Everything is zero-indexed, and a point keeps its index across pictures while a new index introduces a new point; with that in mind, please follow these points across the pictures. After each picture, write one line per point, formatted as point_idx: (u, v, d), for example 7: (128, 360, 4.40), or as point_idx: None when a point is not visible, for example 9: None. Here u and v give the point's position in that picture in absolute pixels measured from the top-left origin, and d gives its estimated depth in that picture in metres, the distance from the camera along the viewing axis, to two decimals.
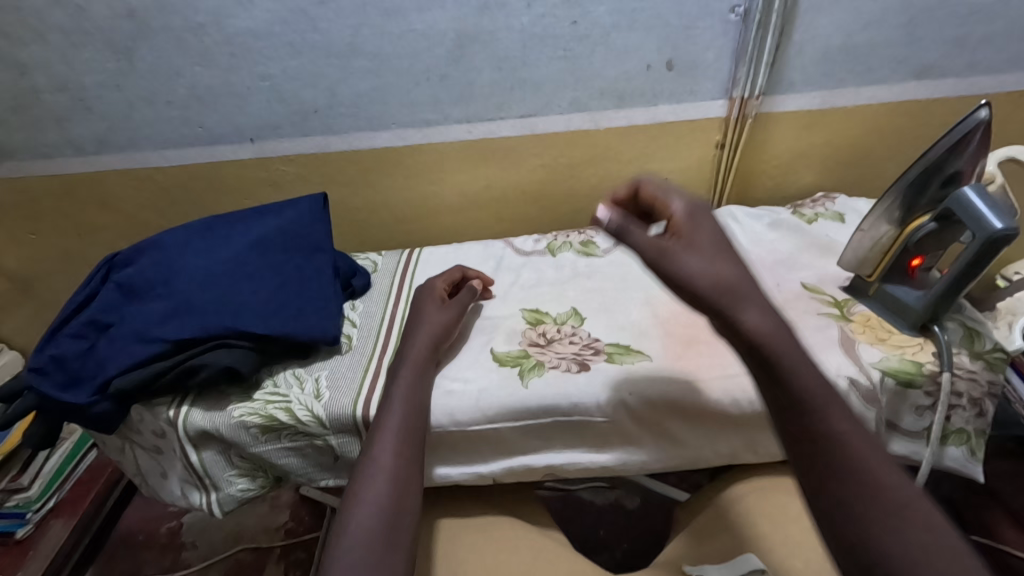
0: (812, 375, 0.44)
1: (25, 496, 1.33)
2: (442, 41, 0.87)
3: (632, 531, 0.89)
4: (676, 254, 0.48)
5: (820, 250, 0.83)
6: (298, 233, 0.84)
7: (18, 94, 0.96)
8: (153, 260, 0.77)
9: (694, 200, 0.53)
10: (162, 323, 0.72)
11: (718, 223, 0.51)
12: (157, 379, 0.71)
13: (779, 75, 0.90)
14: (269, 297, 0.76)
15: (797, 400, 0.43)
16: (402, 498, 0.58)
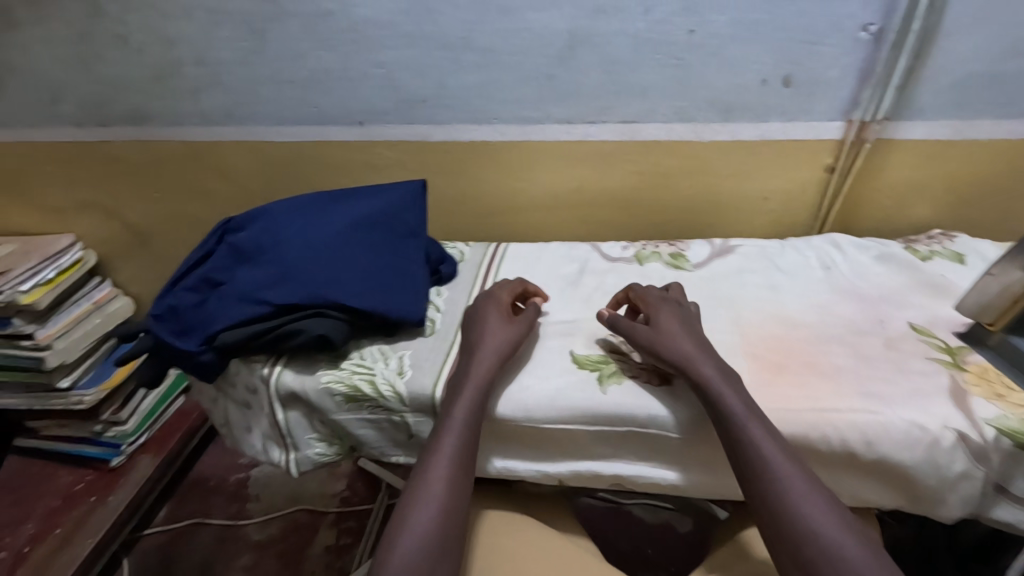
0: (736, 399, 0.60)
1: (121, 429, 1.43)
2: (554, 41, 0.87)
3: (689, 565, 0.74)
4: (640, 328, 0.70)
5: (932, 291, 0.77)
6: (395, 217, 0.87)
7: (163, 66, 1.05)
8: (265, 229, 0.82)
9: (663, 292, 0.75)
10: (268, 286, 0.77)
11: (676, 305, 0.73)
12: (257, 340, 0.76)
13: (907, 99, 0.84)
14: (363, 275, 0.80)
15: (725, 419, 0.59)
16: (451, 514, 0.60)
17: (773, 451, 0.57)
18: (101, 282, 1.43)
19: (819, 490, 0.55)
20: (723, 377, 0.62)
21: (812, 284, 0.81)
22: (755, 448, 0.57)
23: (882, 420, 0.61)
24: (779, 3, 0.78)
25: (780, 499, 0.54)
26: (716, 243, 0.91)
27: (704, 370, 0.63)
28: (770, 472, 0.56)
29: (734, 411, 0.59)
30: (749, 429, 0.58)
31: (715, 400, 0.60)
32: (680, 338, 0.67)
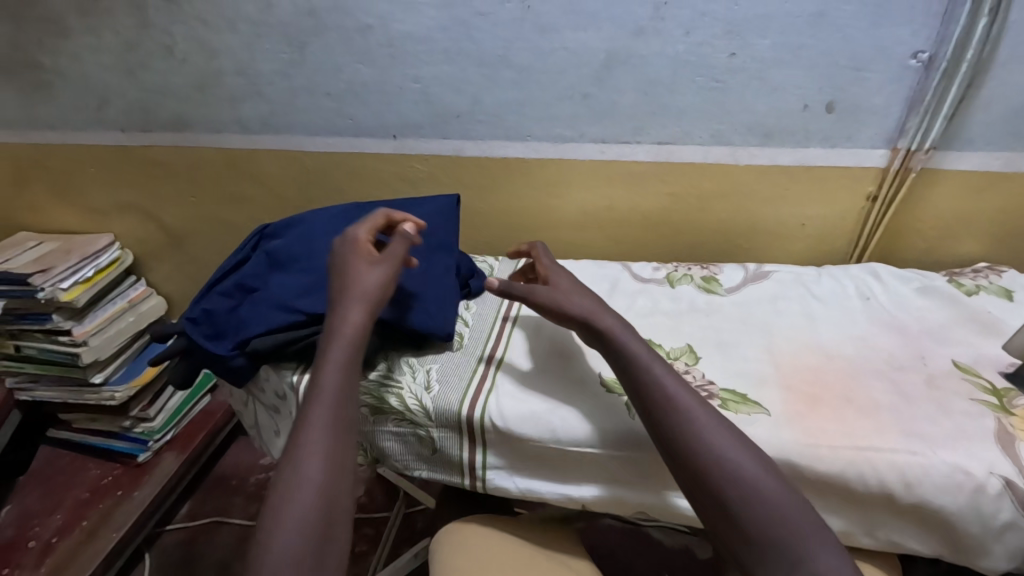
0: (639, 344, 0.64)
1: (149, 425, 1.45)
2: (592, 61, 0.87)
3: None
4: (540, 289, 0.72)
5: (977, 327, 0.75)
6: (431, 230, 0.88)
7: (205, 75, 1.07)
8: (302, 238, 0.84)
9: (555, 261, 0.79)
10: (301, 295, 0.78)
11: (569, 273, 0.76)
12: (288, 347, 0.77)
13: (956, 128, 0.82)
14: (395, 285, 0.80)
15: (627, 366, 0.63)
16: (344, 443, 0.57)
17: (689, 399, 0.59)
18: (136, 281, 1.46)
19: (730, 430, 0.57)
20: (624, 326, 0.66)
21: (850, 314, 0.79)
22: (660, 387, 0.60)
23: (924, 463, 0.59)
24: (824, 29, 0.77)
25: (695, 442, 0.56)
26: (750, 268, 0.90)
27: (608, 320, 0.67)
28: (676, 408, 0.58)
29: (640, 356, 0.63)
30: (653, 369, 0.61)
31: (620, 348, 0.64)
32: (580, 297, 0.70)
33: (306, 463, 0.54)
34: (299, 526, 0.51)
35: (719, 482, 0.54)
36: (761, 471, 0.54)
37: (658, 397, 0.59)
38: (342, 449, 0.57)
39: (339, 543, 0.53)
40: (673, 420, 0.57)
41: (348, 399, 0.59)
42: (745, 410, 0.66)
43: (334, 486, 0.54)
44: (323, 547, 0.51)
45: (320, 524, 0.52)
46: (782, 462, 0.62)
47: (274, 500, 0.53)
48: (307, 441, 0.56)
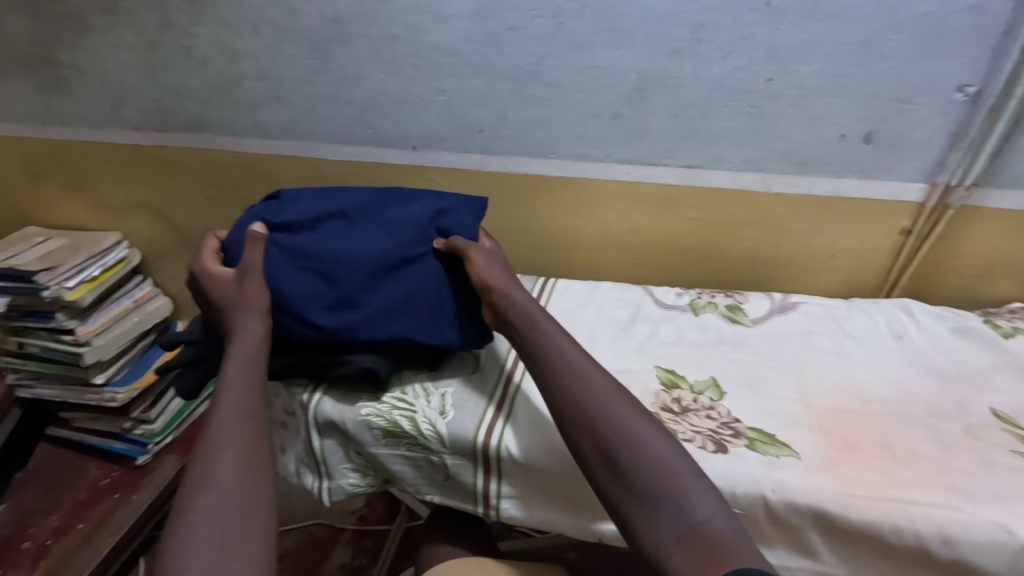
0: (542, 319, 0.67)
1: (149, 428, 1.42)
2: (624, 81, 0.85)
3: None
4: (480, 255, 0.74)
5: (1019, 373, 0.72)
6: (453, 221, 0.79)
7: (225, 78, 1.05)
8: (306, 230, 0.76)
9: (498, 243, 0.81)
10: (325, 308, 0.73)
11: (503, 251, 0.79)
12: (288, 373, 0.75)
13: (999, 166, 0.80)
14: (406, 296, 0.74)
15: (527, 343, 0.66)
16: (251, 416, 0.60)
17: (594, 376, 0.61)
18: (143, 280, 1.43)
19: (632, 402, 0.59)
20: (531, 303, 0.70)
21: (885, 354, 0.76)
22: (558, 356, 0.63)
23: (967, 518, 0.56)
24: (869, 58, 0.75)
25: (592, 416, 0.57)
26: (777, 298, 0.87)
27: (517, 296, 0.70)
28: (573, 375, 0.61)
29: (543, 328, 0.66)
30: (554, 340, 0.64)
31: (525, 322, 0.67)
32: (507, 273, 0.74)
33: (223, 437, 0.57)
34: (219, 488, 0.52)
35: (617, 449, 0.55)
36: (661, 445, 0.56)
37: (557, 376, 0.61)
38: (259, 424, 0.59)
39: (265, 500, 0.53)
40: (567, 386, 0.60)
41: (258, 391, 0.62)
42: (774, 452, 0.64)
43: (252, 451, 0.56)
44: (246, 501, 0.52)
45: (242, 483, 0.53)
46: (814, 512, 0.59)
47: (194, 471, 0.54)
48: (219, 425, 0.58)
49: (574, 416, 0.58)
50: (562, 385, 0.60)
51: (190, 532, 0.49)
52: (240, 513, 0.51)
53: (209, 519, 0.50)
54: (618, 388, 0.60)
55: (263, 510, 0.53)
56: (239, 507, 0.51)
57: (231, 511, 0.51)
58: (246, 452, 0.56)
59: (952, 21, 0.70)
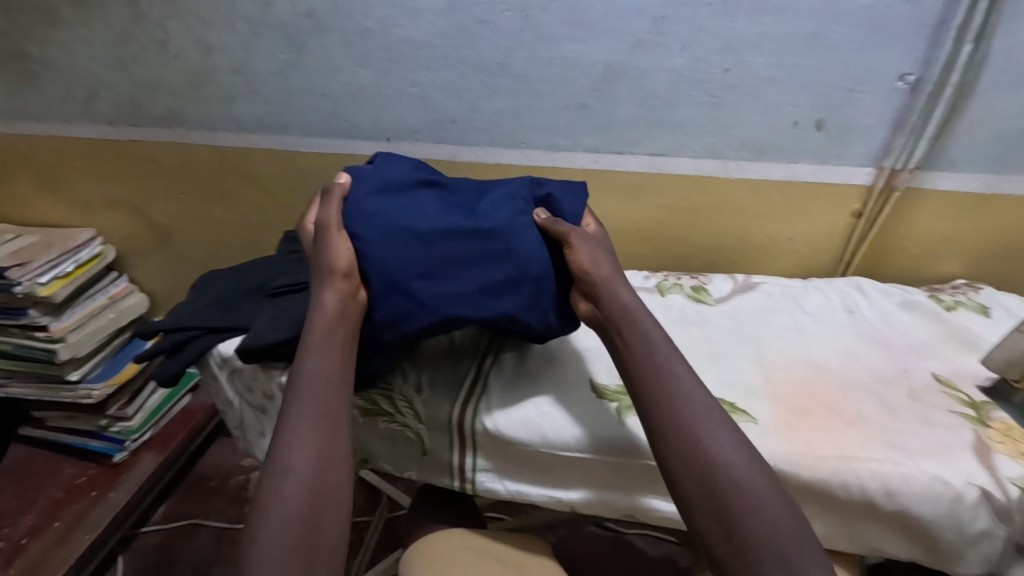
0: (660, 337, 0.61)
1: (126, 425, 1.41)
2: (589, 72, 0.89)
3: None
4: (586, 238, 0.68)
5: (959, 343, 0.77)
6: (557, 198, 0.73)
7: (199, 71, 1.06)
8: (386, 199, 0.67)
9: (601, 225, 0.74)
10: (423, 277, 0.64)
11: (605, 236, 0.73)
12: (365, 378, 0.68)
13: (939, 150, 0.85)
14: (507, 273, 0.66)
15: (641, 362, 0.59)
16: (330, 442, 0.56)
17: (685, 375, 0.58)
18: (118, 277, 1.43)
19: (717, 407, 0.56)
20: (652, 317, 0.62)
21: (838, 328, 0.81)
22: (676, 381, 0.57)
23: (908, 472, 0.61)
24: (816, 49, 0.80)
25: (682, 417, 0.55)
26: (738, 279, 0.92)
27: (625, 300, 0.63)
28: (689, 404, 0.55)
29: (658, 351, 0.59)
30: (671, 363, 0.58)
31: (640, 335, 0.61)
32: (609, 265, 0.67)
33: (294, 447, 0.54)
34: (287, 510, 0.51)
35: (693, 454, 0.53)
36: (745, 457, 0.52)
37: (647, 371, 0.58)
38: (332, 452, 0.55)
39: (331, 526, 0.52)
40: (680, 417, 0.55)
41: (336, 417, 0.57)
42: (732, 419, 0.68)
43: (320, 465, 0.54)
44: (314, 528, 0.51)
45: (311, 505, 0.52)
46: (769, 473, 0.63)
47: (265, 485, 0.53)
48: (292, 447, 0.54)
49: (665, 412, 0.55)
50: (655, 382, 0.57)
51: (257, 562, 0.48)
52: (308, 541, 0.50)
53: (280, 545, 0.49)
54: (703, 392, 0.57)
55: (330, 537, 0.51)
56: (308, 534, 0.50)
57: (300, 539, 0.49)
58: (316, 469, 0.53)
59: (891, 14, 0.76)
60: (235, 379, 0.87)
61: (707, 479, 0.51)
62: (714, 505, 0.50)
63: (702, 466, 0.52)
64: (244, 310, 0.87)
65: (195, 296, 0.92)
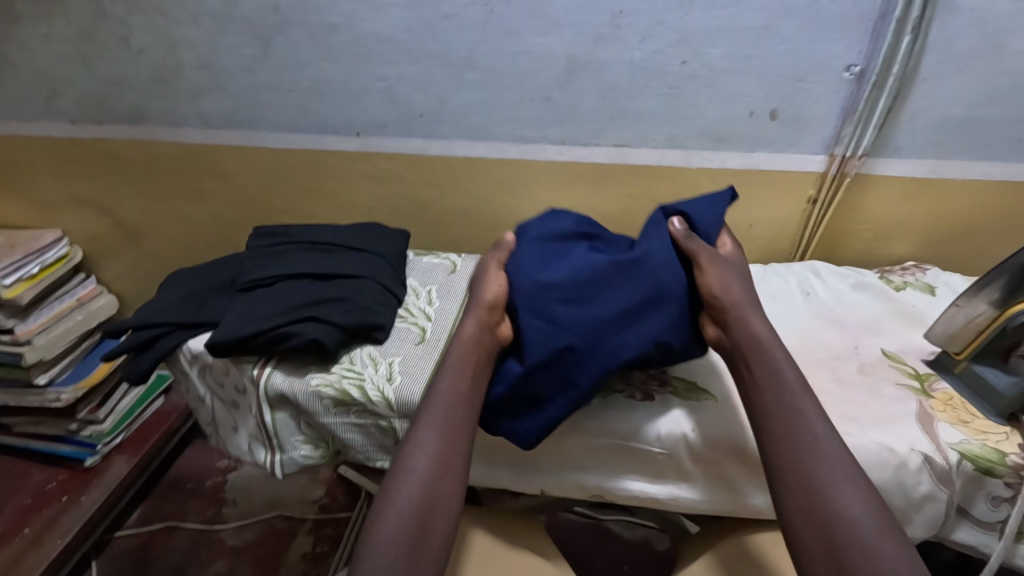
0: (790, 373, 0.61)
1: (97, 428, 1.38)
2: (553, 65, 0.91)
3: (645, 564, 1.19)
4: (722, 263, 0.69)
5: (907, 321, 0.81)
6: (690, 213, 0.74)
7: (164, 68, 1.06)
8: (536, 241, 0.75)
9: (735, 249, 0.76)
10: (564, 302, 0.66)
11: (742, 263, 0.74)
12: (517, 410, 0.68)
13: (887, 137, 0.89)
14: (642, 298, 0.67)
15: (768, 399, 0.60)
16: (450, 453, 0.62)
17: (812, 411, 0.58)
18: (86, 278, 1.41)
19: (843, 448, 0.56)
20: (785, 353, 0.63)
21: (794, 309, 0.84)
22: (804, 421, 0.58)
23: (858, 442, 0.63)
24: (768, 41, 0.83)
25: (801, 453, 0.56)
26: None
27: (758, 333, 0.64)
28: (815, 445, 0.56)
29: (790, 389, 0.60)
30: (800, 403, 0.59)
31: (772, 369, 0.61)
32: (740, 292, 0.68)
33: (414, 457, 0.61)
34: (401, 514, 0.57)
35: (806, 488, 0.55)
36: (861, 499, 0.53)
37: (775, 405, 0.59)
38: (450, 462, 0.61)
39: (436, 535, 0.58)
40: (801, 458, 0.56)
41: (460, 432, 0.63)
42: (694, 398, 0.71)
43: (434, 479, 0.60)
44: (422, 534, 0.57)
45: (422, 513, 0.58)
46: (730, 444, 0.67)
47: (387, 483, 0.60)
48: (416, 451, 0.61)
49: (785, 446, 0.57)
50: (778, 417, 0.59)
51: (373, 548, 0.56)
52: (415, 546, 0.56)
53: (391, 545, 0.56)
54: (831, 434, 0.57)
55: (433, 547, 0.57)
56: (416, 539, 0.57)
57: (408, 543, 0.56)
58: (430, 481, 0.60)
59: (836, 7, 0.79)
60: (206, 375, 0.87)
61: (814, 511, 0.53)
62: (817, 534, 0.52)
63: (818, 506, 0.53)
64: (214, 306, 0.87)
65: (165, 293, 0.91)
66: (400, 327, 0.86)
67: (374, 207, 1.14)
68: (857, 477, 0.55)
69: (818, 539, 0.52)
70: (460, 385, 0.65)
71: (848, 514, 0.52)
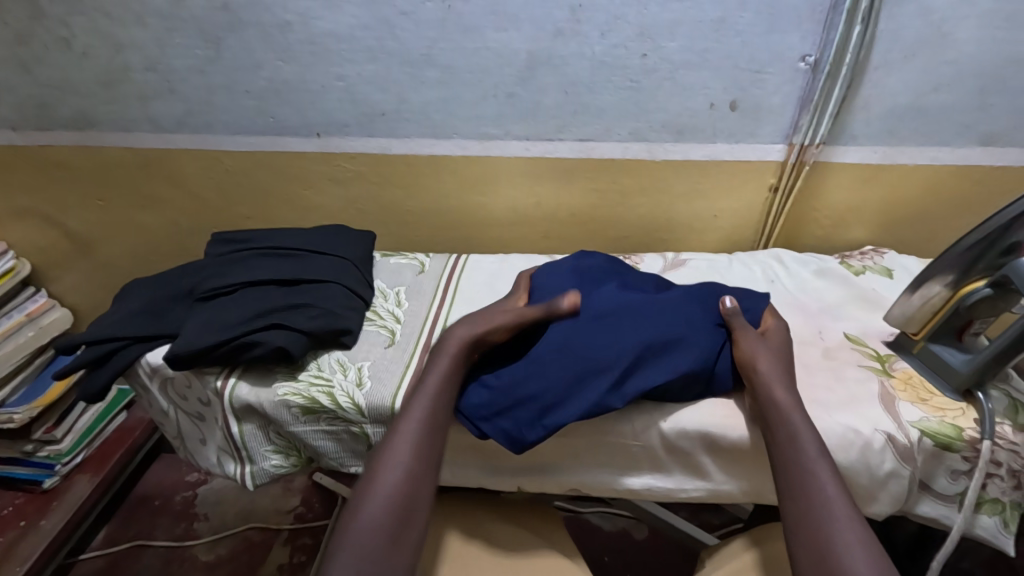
0: (807, 441, 0.59)
1: (56, 449, 1.32)
2: (514, 61, 0.90)
3: (628, 553, 1.21)
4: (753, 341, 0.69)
5: (867, 304, 0.83)
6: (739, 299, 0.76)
7: (110, 70, 1.01)
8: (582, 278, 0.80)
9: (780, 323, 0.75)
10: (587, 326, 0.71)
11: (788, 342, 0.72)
12: (512, 409, 0.66)
13: (841, 126, 0.91)
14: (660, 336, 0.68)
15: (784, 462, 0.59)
16: (426, 451, 0.62)
17: (825, 474, 0.56)
18: (36, 293, 1.34)
19: (853, 511, 0.54)
20: (805, 420, 0.61)
21: None
22: (818, 485, 0.56)
23: (824, 425, 0.65)
24: (725, 34, 0.84)
25: (816, 513, 0.54)
26: (668, 256, 0.96)
27: (782, 399, 0.62)
28: (826, 509, 0.54)
29: (806, 455, 0.58)
30: (817, 469, 0.57)
31: (789, 434, 0.60)
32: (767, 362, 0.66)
33: (400, 452, 0.61)
34: (384, 506, 0.58)
35: (816, 546, 0.52)
36: (863, 560, 0.50)
37: (789, 465, 0.58)
38: (426, 458, 0.62)
39: (415, 529, 0.58)
40: (814, 522, 0.54)
41: (434, 430, 0.64)
42: None
43: (417, 473, 0.61)
44: (403, 525, 0.57)
45: (403, 506, 0.58)
46: (699, 435, 0.67)
47: (369, 470, 0.61)
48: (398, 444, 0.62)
49: (800, 507, 0.55)
50: (792, 477, 0.57)
51: (347, 538, 0.55)
52: (396, 538, 0.56)
53: (368, 541, 0.55)
54: (842, 497, 0.55)
55: (411, 541, 0.57)
56: (397, 530, 0.57)
57: (390, 534, 0.56)
58: (411, 475, 0.60)
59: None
60: (167, 388, 0.84)
61: (822, 567, 0.51)
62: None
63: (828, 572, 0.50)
64: (173, 318, 0.84)
65: (120, 306, 0.88)
66: (369, 330, 0.85)
67: (338, 209, 1.12)
68: (866, 538, 0.52)
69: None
70: (443, 391, 0.67)
71: None
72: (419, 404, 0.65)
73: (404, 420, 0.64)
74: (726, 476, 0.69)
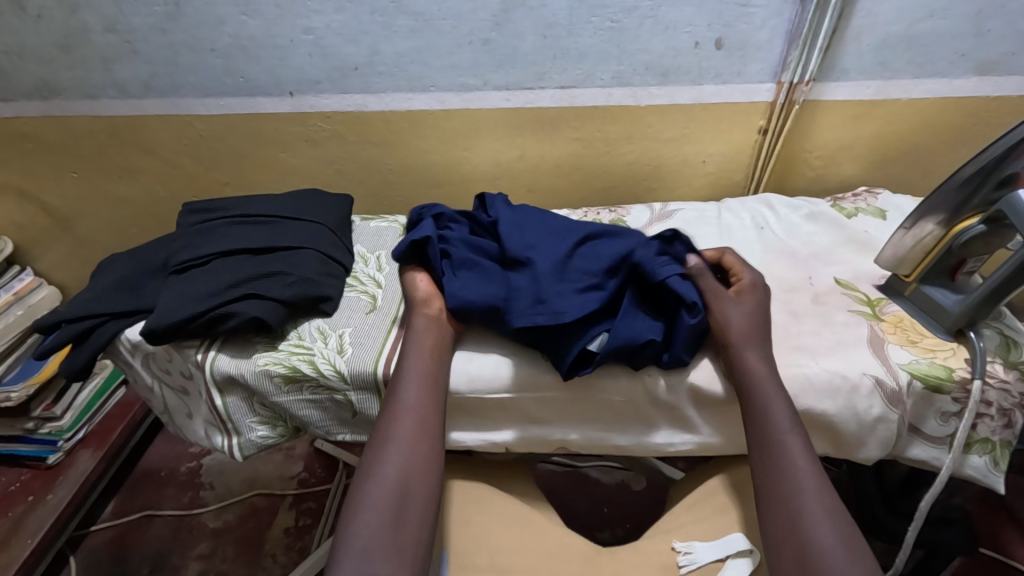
0: (778, 411, 0.58)
1: (57, 425, 1.33)
2: (487, 5, 0.85)
3: (625, 502, 1.23)
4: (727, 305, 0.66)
5: (857, 246, 0.81)
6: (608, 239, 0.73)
7: (68, 33, 0.96)
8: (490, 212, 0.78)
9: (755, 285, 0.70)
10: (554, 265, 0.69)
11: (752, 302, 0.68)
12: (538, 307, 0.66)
13: (834, 60, 0.87)
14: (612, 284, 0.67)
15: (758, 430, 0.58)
16: (426, 423, 0.63)
17: (797, 447, 0.56)
18: (21, 271, 1.32)
19: (820, 482, 0.54)
20: (773, 388, 0.60)
21: (748, 243, 0.84)
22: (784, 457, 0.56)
23: (809, 373, 0.64)
24: None
25: (787, 488, 0.54)
26: (657, 207, 0.93)
27: (756, 368, 0.61)
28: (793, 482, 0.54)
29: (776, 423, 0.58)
30: (785, 440, 0.57)
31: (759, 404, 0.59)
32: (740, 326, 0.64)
33: (395, 428, 0.62)
34: (384, 480, 0.58)
35: (783, 516, 0.53)
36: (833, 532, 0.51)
37: (761, 435, 0.58)
38: (425, 425, 0.62)
39: (419, 495, 0.58)
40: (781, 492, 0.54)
41: (431, 401, 0.64)
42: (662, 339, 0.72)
43: (415, 447, 0.60)
44: (405, 494, 0.58)
45: (403, 478, 0.58)
46: (685, 387, 0.66)
47: (375, 442, 0.61)
48: (398, 416, 0.62)
49: (772, 477, 0.55)
50: (766, 455, 0.57)
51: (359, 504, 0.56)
52: (397, 511, 0.56)
53: (373, 519, 0.55)
54: (815, 470, 0.55)
55: (417, 512, 0.57)
56: (399, 499, 0.57)
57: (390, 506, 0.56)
58: (413, 444, 0.61)
59: None
60: (150, 363, 0.83)
61: (790, 542, 0.51)
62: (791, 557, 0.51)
63: (794, 536, 0.51)
64: (151, 291, 0.83)
65: (96, 281, 0.86)
66: (350, 296, 0.83)
67: (316, 171, 1.09)
68: (836, 513, 0.52)
69: (790, 569, 0.50)
70: (432, 370, 0.66)
71: (821, 553, 0.50)
72: (408, 384, 0.65)
73: (394, 401, 0.64)
74: (713, 428, 0.68)
